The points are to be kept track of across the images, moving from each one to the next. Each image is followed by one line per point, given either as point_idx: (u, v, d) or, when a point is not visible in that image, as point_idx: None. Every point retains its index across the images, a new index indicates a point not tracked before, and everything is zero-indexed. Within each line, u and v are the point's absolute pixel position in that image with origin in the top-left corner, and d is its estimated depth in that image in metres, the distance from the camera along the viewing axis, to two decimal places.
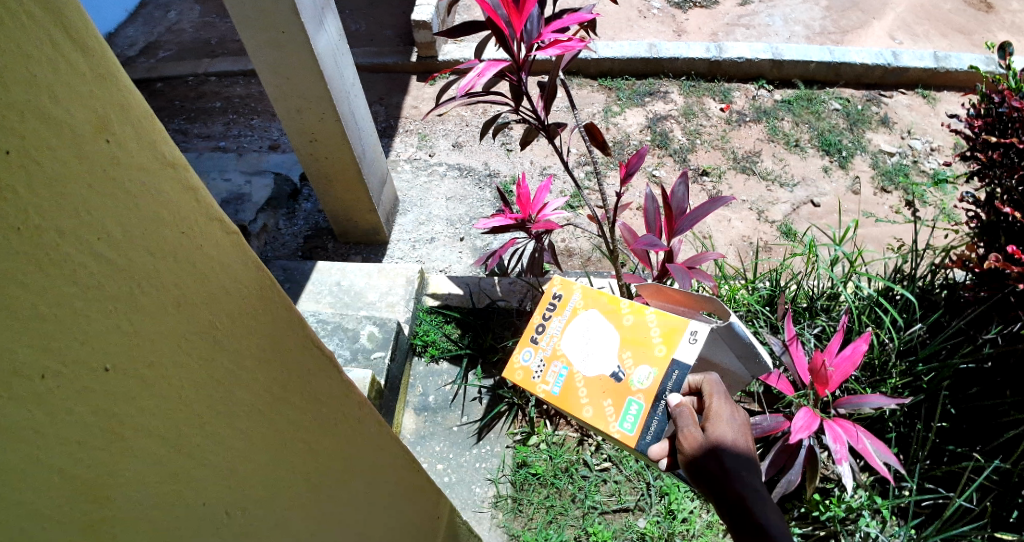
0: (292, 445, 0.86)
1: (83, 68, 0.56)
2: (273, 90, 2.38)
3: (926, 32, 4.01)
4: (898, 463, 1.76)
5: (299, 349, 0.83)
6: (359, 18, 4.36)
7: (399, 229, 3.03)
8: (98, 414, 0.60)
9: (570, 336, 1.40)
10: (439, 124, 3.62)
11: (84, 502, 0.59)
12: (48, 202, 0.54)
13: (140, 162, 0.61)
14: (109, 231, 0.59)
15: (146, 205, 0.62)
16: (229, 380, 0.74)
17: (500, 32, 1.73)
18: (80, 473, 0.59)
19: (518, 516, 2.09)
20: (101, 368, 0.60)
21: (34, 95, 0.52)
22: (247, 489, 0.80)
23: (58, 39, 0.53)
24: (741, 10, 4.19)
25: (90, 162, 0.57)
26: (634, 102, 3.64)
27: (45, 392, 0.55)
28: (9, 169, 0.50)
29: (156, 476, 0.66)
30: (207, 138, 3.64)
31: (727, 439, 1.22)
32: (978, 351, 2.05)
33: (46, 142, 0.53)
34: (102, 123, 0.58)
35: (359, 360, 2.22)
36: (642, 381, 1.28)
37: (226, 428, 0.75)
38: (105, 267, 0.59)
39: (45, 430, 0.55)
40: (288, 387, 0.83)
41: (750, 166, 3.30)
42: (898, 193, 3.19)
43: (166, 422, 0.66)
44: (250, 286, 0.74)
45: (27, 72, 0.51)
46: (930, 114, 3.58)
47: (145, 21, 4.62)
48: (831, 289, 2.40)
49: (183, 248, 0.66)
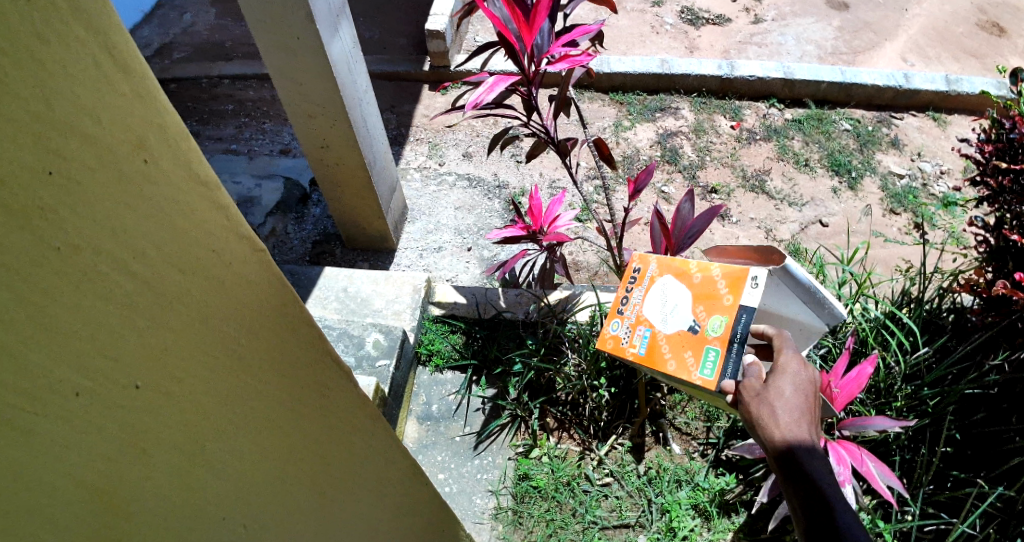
0: (307, 458, 0.86)
1: (122, 87, 0.56)
2: (287, 96, 2.40)
3: (937, 56, 4.02)
4: (902, 487, 1.73)
5: (315, 363, 0.85)
6: (372, 25, 4.39)
7: (407, 237, 3.04)
8: (126, 431, 0.59)
9: (649, 302, 1.45)
10: (449, 133, 3.63)
11: (104, 516, 0.57)
12: (88, 220, 0.54)
13: (175, 182, 0.62)
14: (144, 250, 0.59)
15: (181, 225, 0.63)
16: (250, 394, 0.74)
17: (511, 47, 1.72)
18: (106, 486, 0.57)
19: (517, 528, 2.09)
20: (132, 384, 0.59)
21: (79, 117, 0.52)
22: (259, 507, 0.78)
23: (101, 62, 0.55)
24: (753, 28, 4.20)
25: (127, 181, 0.57)
26: (645, 117, 3.65)
27: (78, 410, 0.54)
28: (51, 189, 0.50)
29: (178, 490, 0.65)
30: (219, 141, 3.66)
31: (786, 390, 1.19)
32: (983, 377, 2.03)
33: (85, 161, 0.53)
34: (140, 142, 0.58)
35: (363, 367, 2.22)
36: (716, 329, 1.31)
37: (242, 440, 0.74)
38: (138, 284, 0.59)
39: (74, 448, 0.54)
40: (303, 397, 0.84)
41: (759, 185, 3.30)
42: (908, 215, 3.19)
43: (187, 435, 0.66)
44: (274, 298, 0.75)
45: (71, 91, 0.52)
46: (940, 137, 3.58)
47: (160, 22, 4.66)
48: (837, 310, 2.40)
49: (209, 261, 0.66)
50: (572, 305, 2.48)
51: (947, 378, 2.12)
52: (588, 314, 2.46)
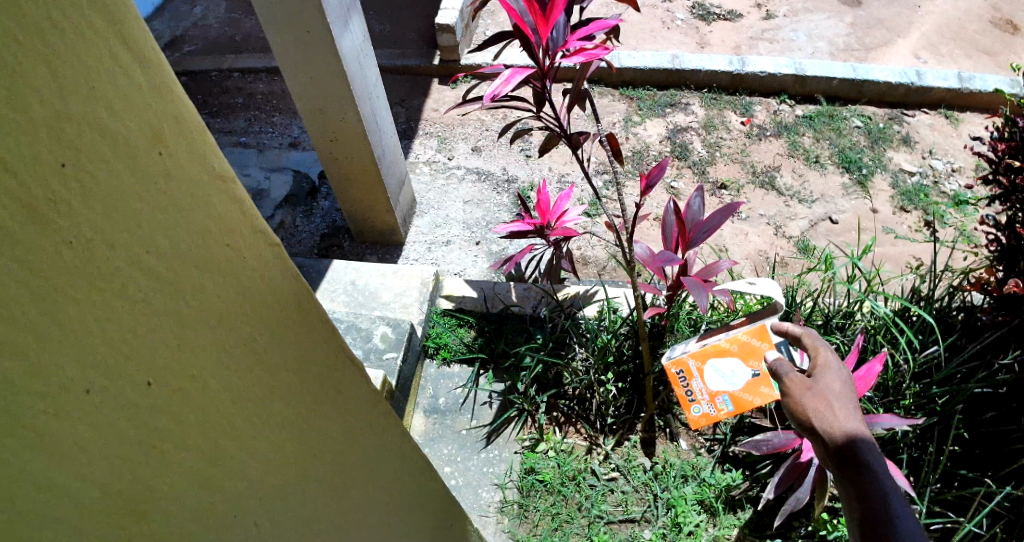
0: (320, 455, 0.86)
1: (140, 79, 0.56)
2: (297, 89, 2.41)
3: (950, 53, 3.98)
4: (908, 485, 1.74)
5: (328, 358, 0.86)
6: (382, 19, 4.39)
7: (416, 231, 3.05)
8: (142, 431, 0.57)
9: None
10: (459, 127, 3.62)
11: (121, 522, 0.54)
12: (102, 215, 0.52)
13: (191, 175, 0.62)
14: (158, 245, 0.58)
15: (197, 218, 0.62)
16: (267, 390, 0.75)
17: (527, 39, 1.73)
18: (122, 490, 0.55)
19: (523, 522, 2.10)
20: (144, 382, 0.57)
21: (95, 109, 0.51)
22: (276, 504, 0.77)
23: (120, 55, 0.54)
24: (765, 24, 4.18)
25: (145, 173, 0.57)
26: (655, 112, 3.64)
27: (92, 409, 0.52)
28: (64, 183, 0.49)
29: (194, 495, 0.63)
30: (230, 134, 3.67)
31: (834, 385, 1.33)
32: (993, 376, 2.02)
33: (101, 156, 0.52)
34: (156, 135, 0.58)
35: (371, 359, 2.24)
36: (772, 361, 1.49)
37: (259, 439, 0.73)
38: (152, 279, 0.57)
39: (91, 450, 0.52)
40: (321, 398, 0.86)
41: (769, 181, 3.29)
42: (918, 213, 3.17)
43: (204, 436, 0.64)
44: (290, 298, 0.77)
45: (87, 84, 0.50)
46: (952, 135, 3.55)
47: (172, 15, 4.68)
48: (846, 307, 2.38)
49: (224, 256, 0.66)
50: (582, 301, 2.47)
51: (955, 377, 2.11)
52: (596, 308, 2.46)
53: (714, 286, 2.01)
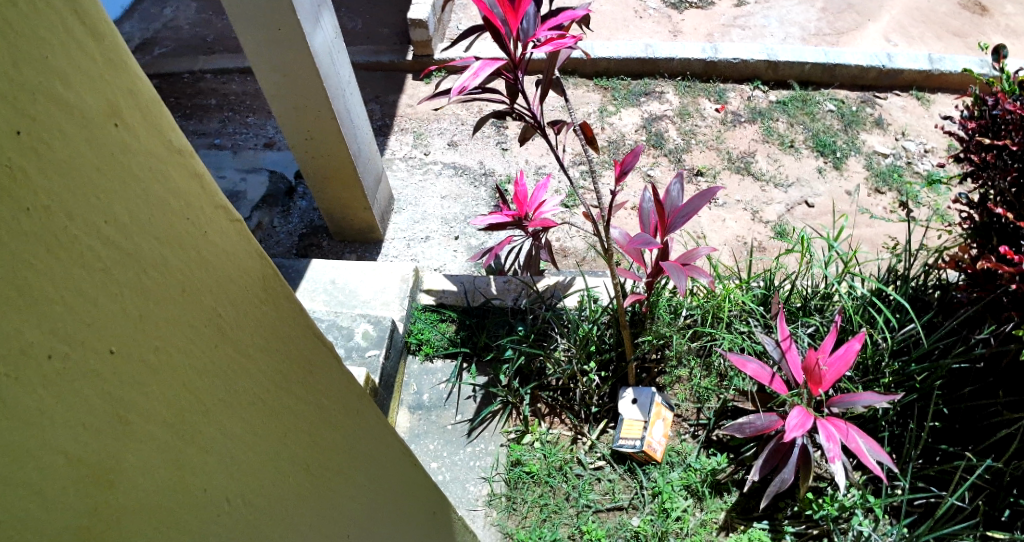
0: (293, 435, 0.85)
1: (95, 52, 0.52)
2: (269, 87, 2.38)
3: (921, 35, 4.03)
4: (892, 463, 1.76)
5: (308, 339, 0.85)
6: (356, 16, 4.35)
7: (394, 228, 3.03)
8: (103, 397, 0.55)
9: (659, 435, 2.10)
10: (434, 123, 3.61)
11: (88, 485, 0.53)
12: (62, 187, 0.50)
13: (148, 148, 0.59)
14: (118, 216, 0.55)
15: (156, 191, 0.59)
16: (236, 367, 0.72)
17: (497, 31, 1.72)
18: (86, 457, 0.53)
19: (512, 514, 2.09)
20: (106, 350, 0.55)
21: (47, 80, 0.48)
22: (248, 478, 0.76)
23: (71, 24, 0.50)
24: (738, 10, 4.20)
25: (100, 147, 0.54)
26: (630, 102, 3.65)
27: (54, 376, 0.50)
28: (20, 150, 0.46)
29: (159, 464, 0.62)
30: (204, 136, 3.63)
31: None
32: (970, 351, 2.05)
33: (56, 125, 0.49)
34: (112, 108, 0.55)
35: (353, 357, 2.23)
36: (664, 411, 2.15)
37: (230, 418, 0.72)
38: (113, 251, 0.55)
39: (50, 415, 0.50)
40: (290, 377, 0.83)
41: (745, 167, 3.31)
42: (892, 194, 3.21)
43: (171, 408, 0.63)
44: (254, 273, 0.73)
45: (41, 54, 0.48)
46: (924, 115, 3.59)
47: (141, 17, 4.61)
48: (824, 289, 2.41)
49: (184, 231, 0.63)
50: (561, 291, 2.50)
51: (933, 352, 2.14)
52: (575, 299, 2.48)
53: (693, 270, 2.02)
